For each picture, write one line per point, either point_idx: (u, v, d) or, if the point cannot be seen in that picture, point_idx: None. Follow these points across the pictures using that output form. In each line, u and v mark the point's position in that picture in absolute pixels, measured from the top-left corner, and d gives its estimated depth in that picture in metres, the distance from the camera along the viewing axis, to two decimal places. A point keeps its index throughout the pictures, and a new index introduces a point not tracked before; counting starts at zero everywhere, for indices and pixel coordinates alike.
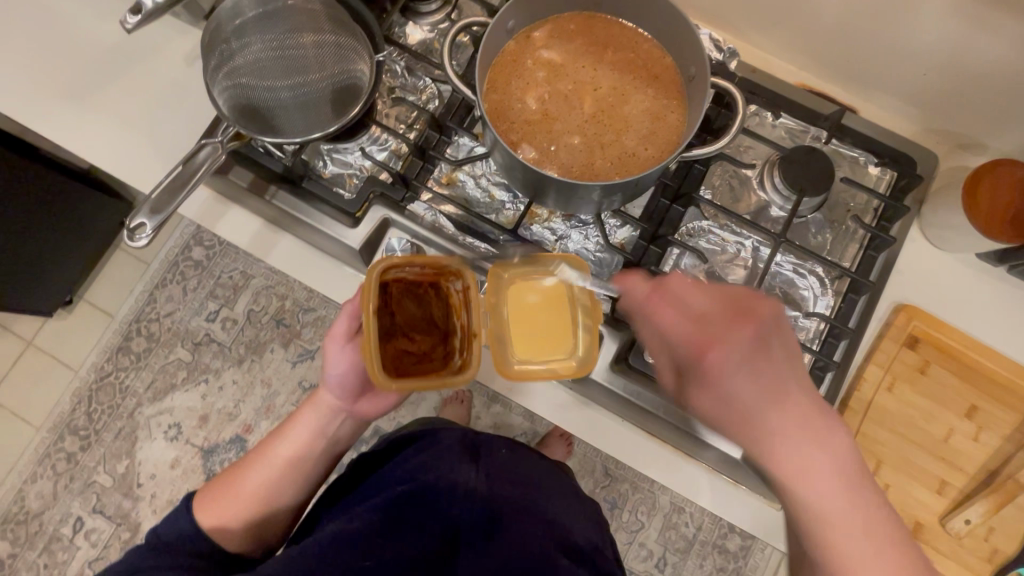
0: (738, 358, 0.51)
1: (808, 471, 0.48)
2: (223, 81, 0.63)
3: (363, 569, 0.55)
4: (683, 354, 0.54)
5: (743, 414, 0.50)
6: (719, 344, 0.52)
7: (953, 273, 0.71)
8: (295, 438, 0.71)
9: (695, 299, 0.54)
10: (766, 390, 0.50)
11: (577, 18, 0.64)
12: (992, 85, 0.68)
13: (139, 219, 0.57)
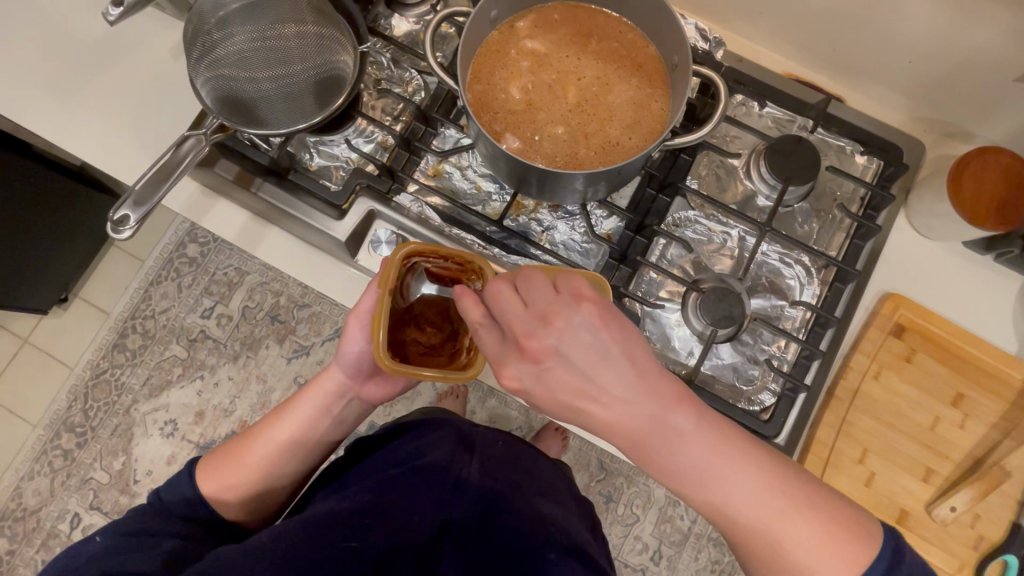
0: (581, 394, 0.46)
1: (698, 477, 0.45)
2: (205, 73, 0.63)
3: (348, 549, 0.53)
4: (550, 402, 0.47)
5: (618, 440, 0.47)
6: (562, 385, 0.46)
7: (940, 262, 0.71)
8: (304, 412, 0.70)
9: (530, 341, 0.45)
10: (618, 413, 0.45)
11: (562, 8, 0.64)
12: (977, 73, 0.67)
13: (123, 211, 0.57)
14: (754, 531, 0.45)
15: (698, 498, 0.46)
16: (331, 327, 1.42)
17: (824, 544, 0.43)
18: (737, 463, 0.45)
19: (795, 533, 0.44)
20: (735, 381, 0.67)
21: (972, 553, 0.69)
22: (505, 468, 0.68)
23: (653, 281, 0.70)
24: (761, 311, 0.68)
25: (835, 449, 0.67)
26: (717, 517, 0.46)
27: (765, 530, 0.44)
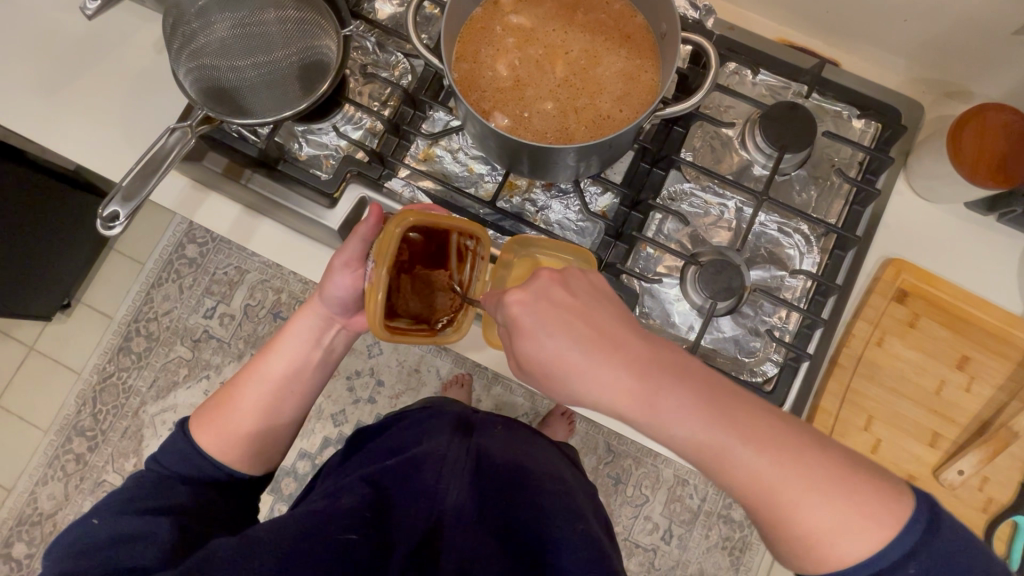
0: (571, 344, 0.48)
1: (703, 445, 0.45)
2: (187, 62, 0.62)
3: (347, 540, 0.53)
4: (575, 345, 0.49)
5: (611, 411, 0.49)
6: (552, 332, 0.49)
7: (941, 224, 0.70)
8: (290, 347, 0.70)
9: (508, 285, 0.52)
10: (610, 371, 0.48)
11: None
12: (976, 30, 0.66)
13: (112, 207, 0.57)
14: (771, 504, 0.43)
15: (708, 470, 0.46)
16: None
17: (835, 511, 0.42)
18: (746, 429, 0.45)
19: (810, 502, 0.42)
20: (736, 354, 0.67)
21: (982, 516, 0.68)
22: (502, 452, 0.68)
23: (651, 257, 0.69)
24: (761, 282, 0.68)
25: (839, 418, 0.66)
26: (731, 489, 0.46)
27: (780, 499, 0.43)
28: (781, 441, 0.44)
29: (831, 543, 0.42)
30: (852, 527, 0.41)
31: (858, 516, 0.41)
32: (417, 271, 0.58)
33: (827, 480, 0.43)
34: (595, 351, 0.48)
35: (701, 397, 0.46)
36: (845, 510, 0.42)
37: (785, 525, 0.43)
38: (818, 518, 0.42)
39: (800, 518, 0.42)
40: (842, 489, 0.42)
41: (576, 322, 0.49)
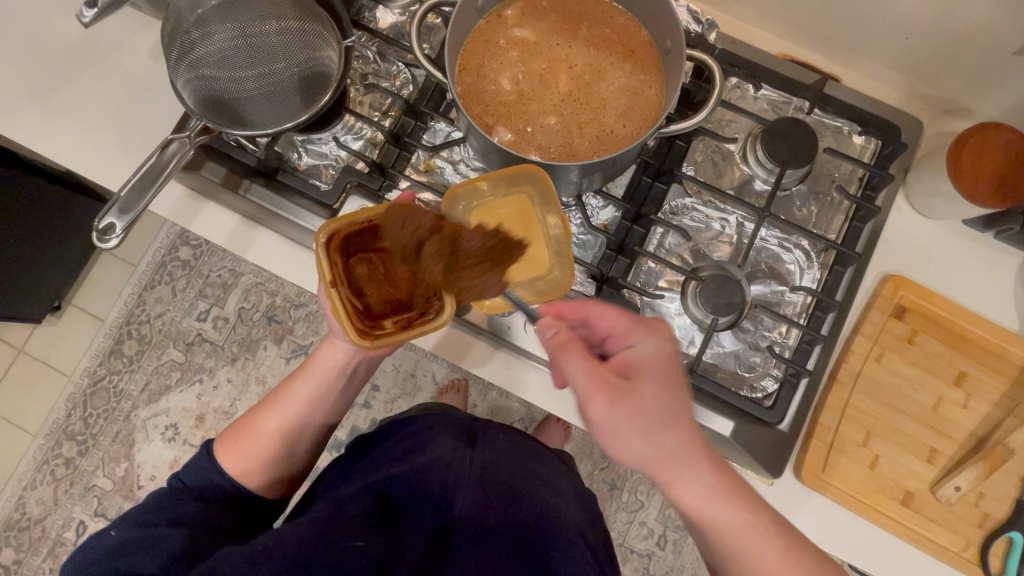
0: (670, 404, 0.52)
1: (732, 519, 0.52)
2: (185, 73, 0.61)
3: (354, 548, 0.53)
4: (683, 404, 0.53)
5: (656, 465, 0.52)
6: (667, 388, 0.53)
7: (939, 240, 0.71)
8: (317, 372, 0.70)
9: (619, 317, 0.56)
10: (692, 443, 0.52)
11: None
12: (975, 48, 0.66)
13: (108, 219, 0.56)
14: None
15: (717, 533, 0.52)
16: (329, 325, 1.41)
17: None
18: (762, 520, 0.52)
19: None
20: (736, 369, 0.67)
21: (977, 532, 0.66)
22: (500, 453, 0.68)
23: (652, 271, 0.69)
24: (762, 297, 0.68)
25: (839, 434, 0.66)
26: (726, 552, 0.52)
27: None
28: (789, 533, 0.53)
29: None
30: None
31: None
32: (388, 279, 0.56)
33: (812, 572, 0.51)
34: (679, 418, 0.52)
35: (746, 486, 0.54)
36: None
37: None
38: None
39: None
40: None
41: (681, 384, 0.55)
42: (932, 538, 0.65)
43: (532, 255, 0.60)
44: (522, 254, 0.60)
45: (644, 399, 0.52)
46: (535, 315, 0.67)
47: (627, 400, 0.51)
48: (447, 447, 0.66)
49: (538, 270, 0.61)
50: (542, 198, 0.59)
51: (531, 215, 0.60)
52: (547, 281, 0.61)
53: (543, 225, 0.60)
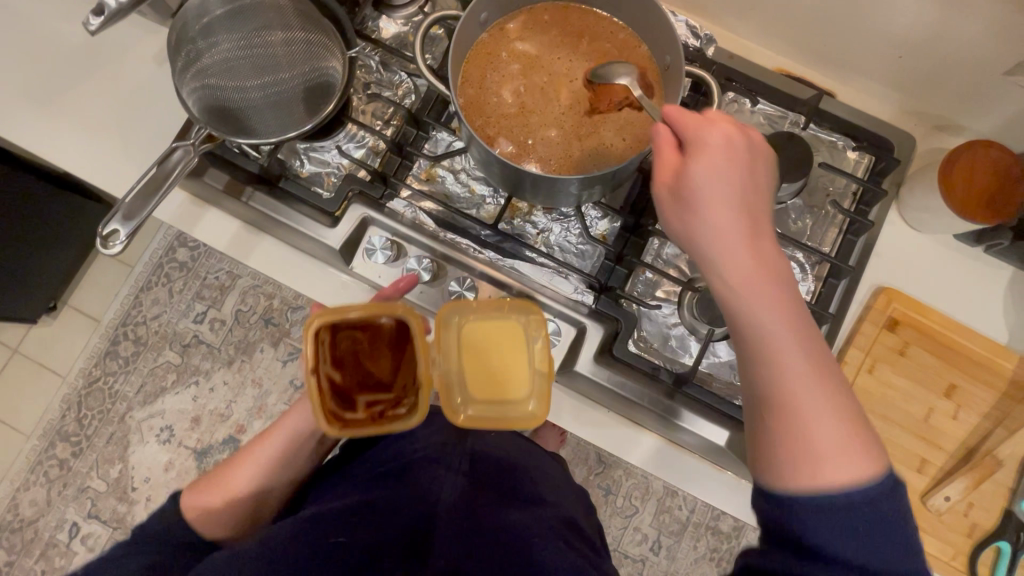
0: (737, 170, 0.46)
1: (795, 360, 0.43)
2: (191, 82, 0.61)
3: (336, 544, 0.54)
4: (731, 208, 0.46)
5: (721, 259, 0.45)
6: (717, 178, 0.46)
7: (931, 253, 0.72)
8: (289, 431, 0.70)
9: (706, 118, 0.47)
10: (728, 224, 0.45)
11: (552, 9, 0.64)
12: (967, 66, 0.68)
13: (112, 225, 0.57)
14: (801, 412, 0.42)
15: (766, 341, 0.43)
16: None
17: (835, 435, 0.41)
18: (831, 379, 0.43)
19: (821, 413, 0.41)
20: (730, 378, 0.69)
21: (967, 541, 0.67)
22: (496, 461, 0.69)
23: (649, 282, 0.70)
24: None
25: None
26: (766, 369, 0.43)
27: (813, 433, 0.41)
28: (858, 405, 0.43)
29: (827, 505, 0.39)
30: (840, 522, 0.39)
31: (865, 515, 0.39)
32: (366, 366, 0.56)
33: (862, 449, 0.41)
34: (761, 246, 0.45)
35: (785, 306, 0.44)
36: (865, 502, 0.39)
37: (791, 449, 0.41)
38: (829, 475, 0.40)
39: (813, 461, 0.40)
40: (852, 426, 0.42)
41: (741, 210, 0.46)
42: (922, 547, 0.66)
43: (512, 378, 0.61)
44: (503, 374, 0.61)
45: (696, 184, 0.46)
46: None
47: (698, 199, 0.46)
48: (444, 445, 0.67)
49: (515, 398, 0.61)
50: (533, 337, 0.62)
51: (519, 341, 0.62)
52: (522, 409, 0.60)
53: (526, 357, 0.62)
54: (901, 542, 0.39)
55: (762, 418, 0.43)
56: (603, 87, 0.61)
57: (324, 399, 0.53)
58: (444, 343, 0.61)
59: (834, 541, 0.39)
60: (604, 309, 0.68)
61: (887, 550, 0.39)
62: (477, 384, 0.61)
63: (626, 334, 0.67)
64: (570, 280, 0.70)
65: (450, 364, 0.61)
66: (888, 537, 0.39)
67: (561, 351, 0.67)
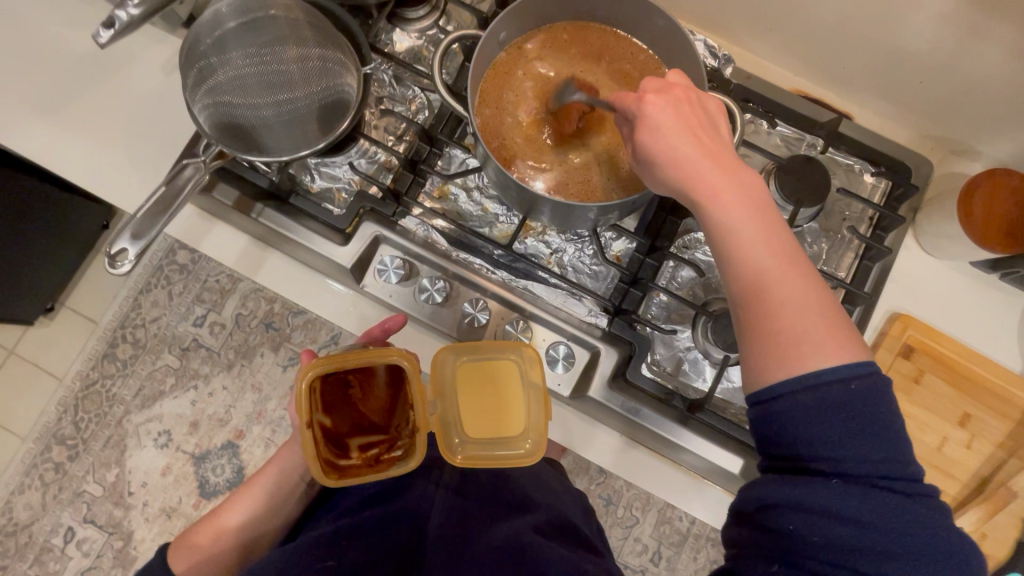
0: (683, 115, 0.50)
1: (763, 263, 0.46)
2: (203, 98, 0.61)
3: (324, 569, 0.56)
4: (687, 146, 0.49)
5: (687, 182, 0.49)
6: (670, 126, 0.50)
7: (946, 281, 0.72)
8: (276, 473, 0.72)
9: (646, 80, 0.52)
10: (688, 159, 0.49)
11: (571, 27, 0.63)
12: (988, 93, 0.67)
13: (120, 245, 0.55)
14: (776, 308, 0.45)
15: (732, 252, 0.47)
16: (328, 334, 1.35)
17: (813, 326, 0.44)
18: (801, 271, 0.46)
19: (790, 310, 0.45)
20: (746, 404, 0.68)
21: None
22: (491, 480, 0.70)
23: (663, 305, 0.70)
24: None
25: None
26: (738, 275, 0.47)
27: (789, 322, 0.44)
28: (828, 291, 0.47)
29: (814, 387, 0.42)
30: (830, 412, 0.42)
31: (850, 394, 0.42)
32: (360, 408, 0.60)
33: (837, 331, 0.44)
34: (722, 162, 0.49)
35: (751, 222, 0.47)
36: (848, 377, 0.42)
37: (769, 348, 0.44)
38: (807, 359, 0.43)
39: (794, 347, 0.44)
40: (825, 316, 0.45)
41: (698, 142, 0.50)
42: None
43: (508, 419, 0.61)
44: (499, 414, 0.62)
45: (652, 130, 0.50)
46: (547, 347, 0.67)
47: (660, 132, 0.50)
48: (443, 470, 0.69)
49: (512, 436, 0.61)
50: (529, 376, 0.62)
51: (514, 381, 0.62)
52: (519, 447, 0.60)
53: (521, 395, 0.62)
54: (887, 416, 0.42)
55: (741, 323, 0.47)
56: (566, 108, 0.59)
57: (320, 446, 0.57)
58: (440, 387, 0.62)
59: (833, 440, 0.41)
60: (618, 332, 0.67)
61: (881, 435, 0.42)
62: (473, 423, 0.61)
63: (639, 358, 0.66)
64: (584, 303, 0.69)
65: (446, 405, 0.61)
66: (879, 419, 0.42)
67: (575, 374, 0.67)
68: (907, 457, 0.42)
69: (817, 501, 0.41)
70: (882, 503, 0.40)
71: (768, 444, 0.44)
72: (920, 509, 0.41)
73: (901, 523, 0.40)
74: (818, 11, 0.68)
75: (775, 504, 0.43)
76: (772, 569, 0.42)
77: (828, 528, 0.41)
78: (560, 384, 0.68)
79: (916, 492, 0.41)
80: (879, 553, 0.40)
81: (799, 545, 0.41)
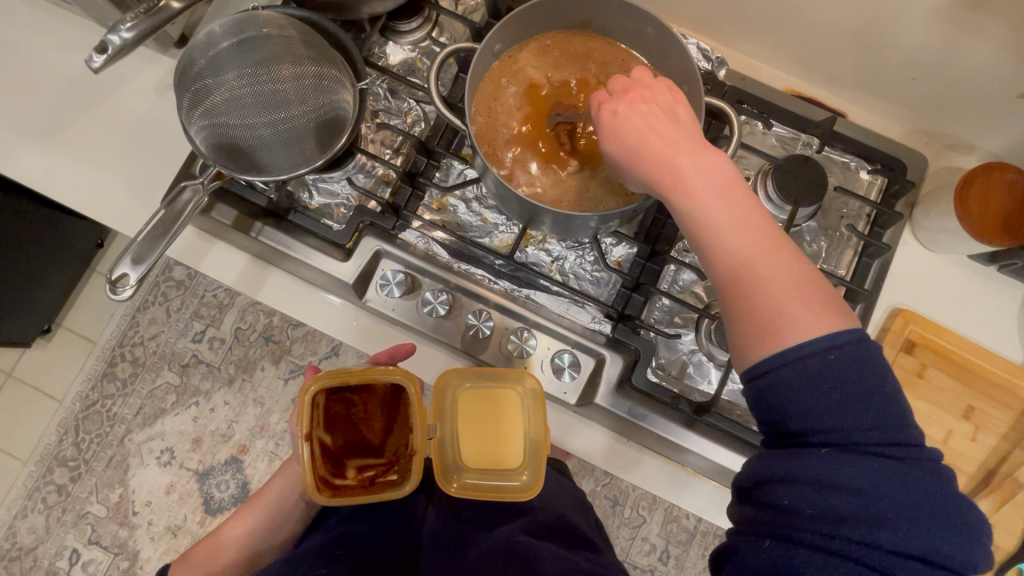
0: (644, 112, 0.51)
1: (736, 243, 0.47)
2: (200, 121, 0.61)
3: None
4: (650, 142, 0.50)
5: (653, 171, 0.50)
6: (632, 126, 0.51)
7: (944, 274, 0.72)
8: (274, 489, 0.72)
9: (610, 85, 0.54)
10: (654, 156, 0.50)
11: (555, 33, 0.63)
12: (979, 87, 0.68)
13: (121, 270, 0.55)
14: (756, 284, 0.45)
15: (706, 239, 0.48)
16: (328, 345, 1.35)
17: (792, 305, 0.44)
18: (778, 247, 0.46)
19: (768, 290, 0.45)
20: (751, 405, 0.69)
21: None
22: None
23: (665, 308, 0.70)
24: None
25: None
26: (714, 263, 0.47)
27: (764, 301, 0.45)
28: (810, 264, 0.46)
29: (795, 362, 0.42)
30: (814, 381, 0.42)
31: (829, 364, 0.41)
32: (360, 432, 0.60)
33: (816, 301, 0.44)
34: (690, 146, 0.50)
35: (722, 209, 0.47)
36: (830, 347, 0.42)
37: (749, 330, 0.45)
38: (788, 336, 0.43)
39: (774, 320, 0.44)
40: (804, 291, 0.45)
41: (661, 135, 0.50)
42: None
43: (507, 449, 0.62)
44: (500, 442, 0.62)
45: (616, 133, 0.52)
46: (551, 355, 0.67)
47: (624, 133, 0.51)
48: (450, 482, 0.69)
49: (509, 467, 0.62)
50: (532, 406, 0.62)
51: (517, 411, 0.63)
52: (516, 479, 0.61)
53: (523, 424, 0.62)
54: (877, 379, 0.42)
55: (725, 307, 0.47)
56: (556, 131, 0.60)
57: (318, 463, 0.56)
58: (443, 416, 0.62)
59: (819, 411, 0.41)
60: (623, 337, 0.67)
61: (871, 398, 0.41)
62: (471, 450, 0.62)
63: (644, 363, 0.66)
64: (587, 310, 0.70)
65: (445, 428, 0.62)
66: (867, 381, 0.41)
67: (580, 382, 0.67)
68: (900, 421, 0.42)
69: (808, 474, 0.41)
70: (872, 469, 0.40)
71: (767, 422, 0.44)
72: (912, 474, 0.40)
73: (891, 489, 0.40)
74: (808, 12, 0.69)
75: (768, 480, 0.44)
76: (764, 545, 0.42)
77: (821, 500, 0.41)
78: (566, 392, 0.67)
79: (912, 455, 0.41)
80: (873, 522, 0.40)
81: (793, 519, 0.42)
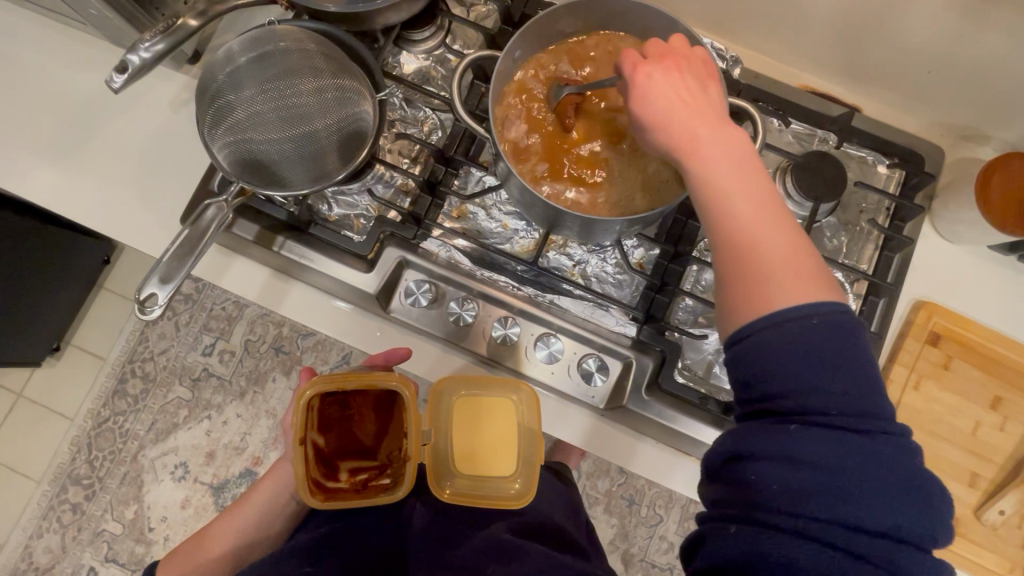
0: (678, 78, 0.50)
1: (743, 213, 0.46)
2: (223, 136, 0.60)
3: None
4: (677, 108, 0.49)
5: (674, 134, 0.49)
6: (665, 90, 0.50)
7: (965, 266, 0.72)
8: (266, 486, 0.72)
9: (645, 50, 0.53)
10: (681, 120, 0.49)
11: (606, 35, 0.62)
12: (994, 78, 0.68)
13: (149, 289, 0.55)
14: (752, 252, 0.44)
15: (718, 205, 0.47)
16: (338, 353, 1.34)
17: (791, 278, 0.43)
18: (784, 225, 0.46)
19: (768, 262, 0.44)
20: None
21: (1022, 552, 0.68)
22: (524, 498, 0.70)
23: (689, 308, 0.70)
24: None
25: None
26: (719, 228, 0.46)
27: (762, 271, 0.44)
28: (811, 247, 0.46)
29: (777, 323, 0.41)
30: (789, 348, 0.41)
31: (811, 329, 0.41)
32: (353, 433, 0.60)
33: (812, 278, 0.43)
34: (713, 118, 0.49)
35: (737, 180, 0.47)
36: (811, 313, 0.41)
37: (742, 296, 0.44)
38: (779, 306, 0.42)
39: (765, 289, 0.43)
40: (805, 268, 0.44)
41: (689, 103, 0.49)
42: (974, 558, 0.67)
43: (499, 455, 0.66)
44: (491, 449, 0.66)
45: (646, 94, 0.50)
46: (578, 360, 0.67)
47: (652, 96, 0.50)
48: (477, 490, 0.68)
49: (501, 475, 0.66)
50: (525, 412, 0.65)
51: (511, 420, 0.66)
52: (508, 487, 0.65)
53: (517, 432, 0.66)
54: (850, 353, 0.41)
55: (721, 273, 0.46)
56: (560, 103, 0.60)
57: (311, 466, 0.57)
58: (437, 425, 0.66)
59: (792, 380, 0.40)
60: (647, 339, 0.67)
61: (842, 374, 0.40)
62: (462, 458, 0.66)
63: (671, 363, 0.66)
64: (612, 313, 0.69)
65: (439, 434, 0.66)
66: (838, 348, 0.40)
67: (608, 387, 0.67)
68: (870, 394, 0.41)
69: (774, 450, 0.40)
70: (841, 443, 0.39)
71: (739, 390, 0.44)
72: (879, 449, 0.39)
73: (858, 464, 0.39)
74: (823, 8, 0.69)
75: (738, 457, 0.43)
76: (729, 530, 0.41)
77: (789, 476, 0.40)
78: (594, 397, 0.68)
79: (875, 429, 0.40)
80: (838, 497, 0.39)
81: (756, 496, 0.41)
